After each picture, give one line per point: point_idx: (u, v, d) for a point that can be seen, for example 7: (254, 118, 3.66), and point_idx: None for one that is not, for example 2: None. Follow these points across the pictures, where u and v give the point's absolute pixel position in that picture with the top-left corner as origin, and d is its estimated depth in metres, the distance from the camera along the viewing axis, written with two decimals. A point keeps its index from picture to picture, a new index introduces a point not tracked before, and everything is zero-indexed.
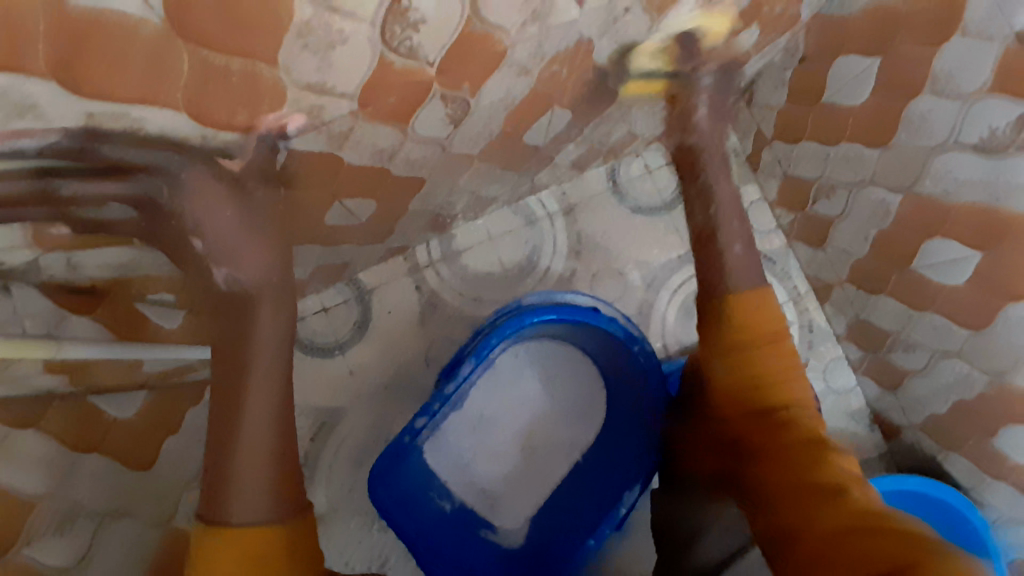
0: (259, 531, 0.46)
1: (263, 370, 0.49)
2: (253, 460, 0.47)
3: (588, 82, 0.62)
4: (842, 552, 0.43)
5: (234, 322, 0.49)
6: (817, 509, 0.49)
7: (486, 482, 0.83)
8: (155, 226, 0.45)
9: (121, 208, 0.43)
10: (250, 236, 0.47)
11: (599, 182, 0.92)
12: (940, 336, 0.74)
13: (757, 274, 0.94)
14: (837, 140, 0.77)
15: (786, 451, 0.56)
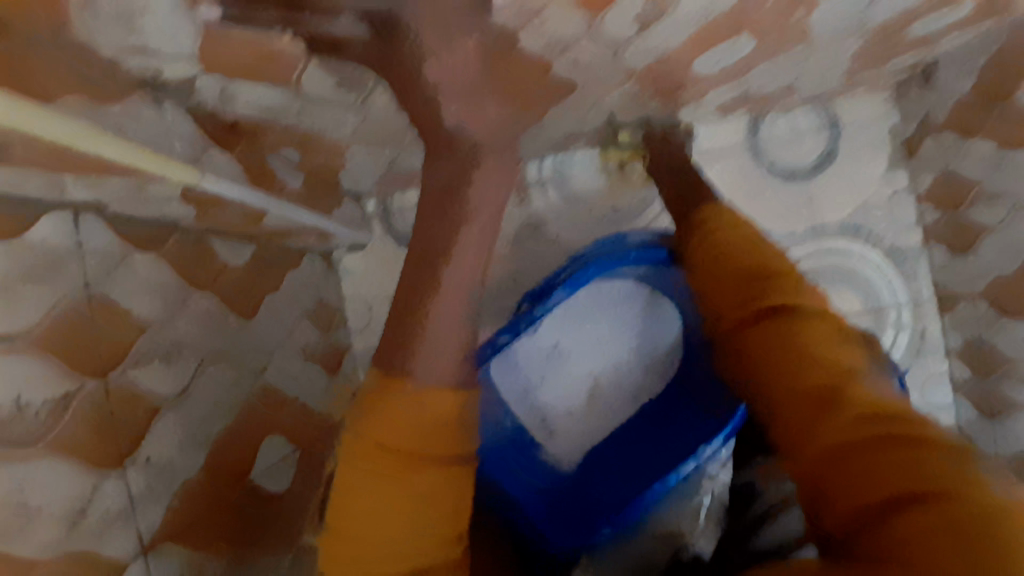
0: (436, 390, 0.40)
1: (471, 235, 0.41)
2: (445, 322, 0.41)
3: (790, 11, 0.54)
4: (840, 468, 0.40)
5: (447, 174, 0.41)
6: (817, 425, 0.43)
7: (552, 407, 0.79)
8: (392, 59, 0.38)
9: (354, 22, 0.36)
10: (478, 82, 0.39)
11: (736, 133, 0.84)
12: None
13: (880, 269, 0.86)
14: (1022, 141, 0.68)
15: (773, 353, 0.48)
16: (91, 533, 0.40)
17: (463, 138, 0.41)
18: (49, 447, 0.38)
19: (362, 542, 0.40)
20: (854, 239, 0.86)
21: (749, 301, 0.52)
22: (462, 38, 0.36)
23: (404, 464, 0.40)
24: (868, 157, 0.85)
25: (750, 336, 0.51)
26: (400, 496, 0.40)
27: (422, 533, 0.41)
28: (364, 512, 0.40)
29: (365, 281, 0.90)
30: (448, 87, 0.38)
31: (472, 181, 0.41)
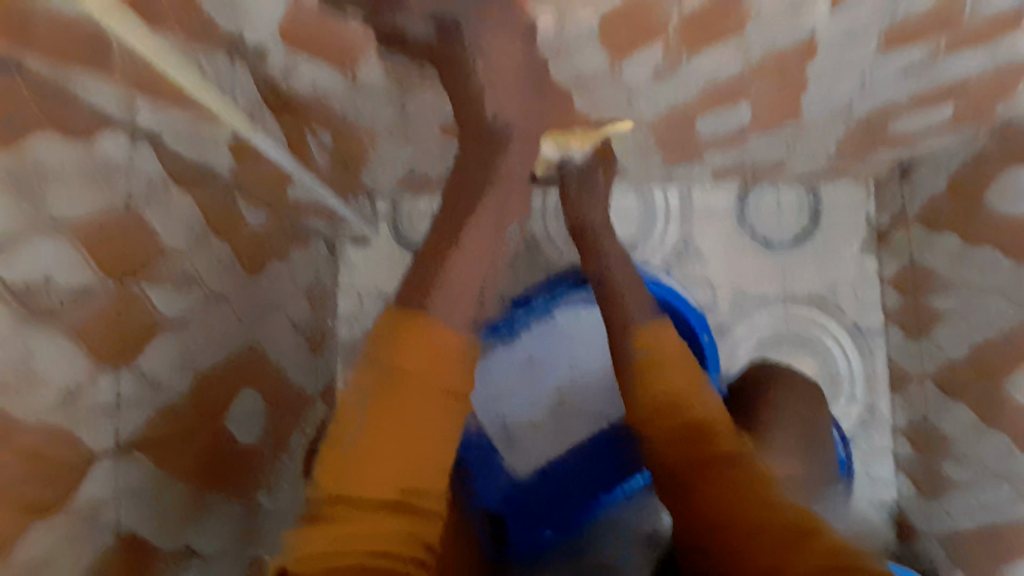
0: (448, 334, 0.42)
1: (496, 195, 0.48)
2: (464, 272, 0.44)
3: (784, 88, 0.62)
4: None
5: (480, 150, 0.49)
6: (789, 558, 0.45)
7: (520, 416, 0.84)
8: (442, 54, 0.45)
9: (423, 24, 0.43)
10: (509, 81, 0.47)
11: (728, 196, 0.92)
12: (999, 460, 0.73)
13: (839, 340, 0.93)
14: (979, 241, 0.75)
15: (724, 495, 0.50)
16: (78, 414, 0.42)
17: (497, 119, 0.48)
18: (66, 328, 0.42)
19: (363, 476, 0.39)
20: (821, 310, 0.93)
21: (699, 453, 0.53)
22: (504, 39, 0.44)
23: (422, 392, 0.41)
24: (843, 238, 0.93)
25: (705, 486, 0.51)
26: (415, 425, 0.40)
27: (433, 463, 0.42)
28: (376, 435, 0.40)
29: (361, 271, 0.95)
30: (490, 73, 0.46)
31: (504, 154, 0.49)
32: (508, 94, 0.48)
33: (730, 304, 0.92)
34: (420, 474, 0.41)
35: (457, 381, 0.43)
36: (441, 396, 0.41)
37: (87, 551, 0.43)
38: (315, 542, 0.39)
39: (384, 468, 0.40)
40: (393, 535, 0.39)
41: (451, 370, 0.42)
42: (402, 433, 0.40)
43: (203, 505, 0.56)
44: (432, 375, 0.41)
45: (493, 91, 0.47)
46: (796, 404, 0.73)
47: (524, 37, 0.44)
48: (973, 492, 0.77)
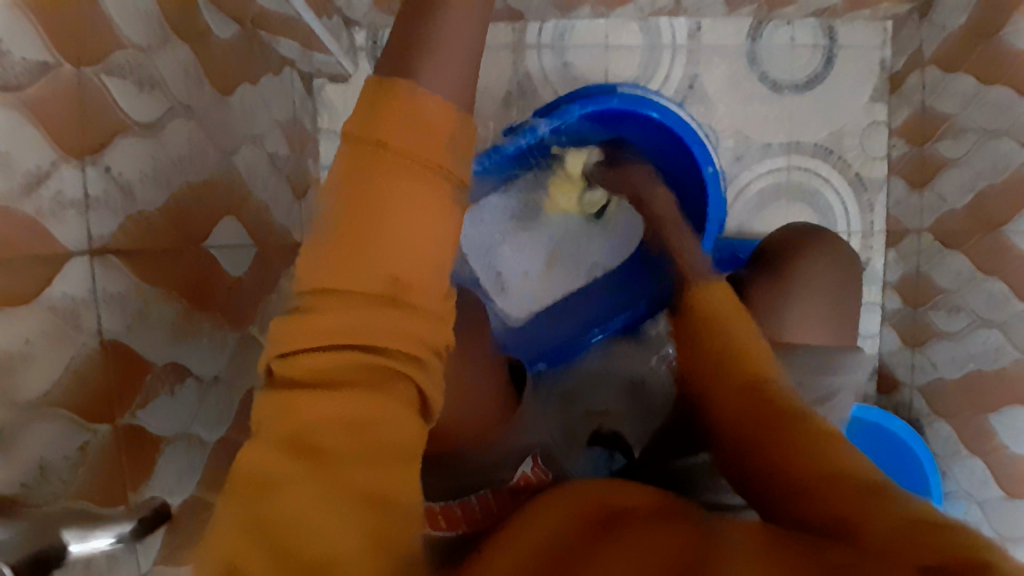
0: (439, 102, 0.37)
1: None
2: (456, 38, 0.39)
3: None
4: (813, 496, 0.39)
5: None
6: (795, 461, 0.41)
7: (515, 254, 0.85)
8: None
9: None
10: None
11: (737, 33, 0.86)
12: (991, 305, 0.74)
13: (841, 192, 0.90)
14: (990, 80, 0.71)
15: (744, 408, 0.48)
16: (45, 204, 0.39)
17: None
18: (16, 102, 0.37)
19: (344, 257, 0.36)
20: (824, 161, 0.90)
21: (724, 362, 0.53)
22: None
23: (403, 172, 0.36)
24: (854, 82, 0.88)
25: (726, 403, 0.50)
26: (400, 211, 0.36)
27: (424, 255, 0.37)
28: (358, 224, 0.36)
29: (342, 117, 0.88)
30: None
31: None
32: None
33: (733, 153, 0.89)
34: (412, 266, 0.37)
35: (444, 162, 0.37)
36: (425, 175, 0.37)
37: (70, 348, 0.40)
38: (293, 332, 0.35)
39: (369, 257, 0.36)
40: (380, 328, 0.35)
41: (434, 148, 0.37)
42: (386, 221, 0.36)
43: (190, 324, 0.54)
44: (411, 154, 0.36)
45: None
46: (830, 284, 0.73)
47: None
48: (960, 339, 0.79)
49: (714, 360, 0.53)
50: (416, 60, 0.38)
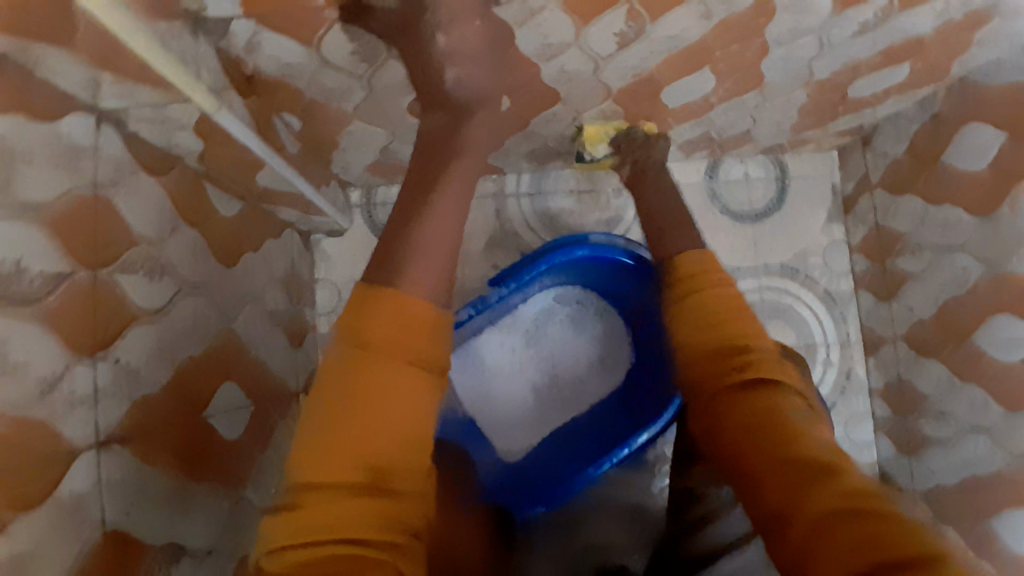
0: (420, 301, 0.41)
1: (467, 163, 0.49)
2: (436, 231, 0.44)
3: (746, 54, 0.63)
4: (825, 534, 0.41)
5: (450, 121, 0.51)
6: (817, 490, 0.44)
7: (499, 411, 0.87)
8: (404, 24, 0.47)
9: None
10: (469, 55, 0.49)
11: (697, 172, 0.94)
12: (975, 411, 0.76)
13: (815, 307, 0.95)
14: (941, 200, 0.79)
15: (732, 412, 0.53)
16: (55, 406, 0.41)
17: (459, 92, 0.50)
18: (36, 316, 0.40)
19: (324, 453, 0.38)
20: (792, 279, 0.95)
21: (728, 371, 0.54)
22: (467, 13, 0.46)
23: (390, 371, 0.39)
24: (808, 208, 0.95)
25: (739, 408, 0.52)
26: (385, 408, 0.39)
27: (407, 443, 0.40)
28: (343, 420, 0.38)
29: (336, 266, 0.93)
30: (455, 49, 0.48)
31: (468, 127, 0.51)
32: (474, 69, 0.50)
33: None
34: (395, 455, 0.39)
35: (427, 358, 0.41)
36: (411, 372, 0.40)
37: (73, 542, 0.41)
38: (282, 527, 0.37)
39: (354, 452, 0.38)
40: (362, 518, 0.37)
41: (420, 348, 0.41)
42: (372, 418, 0.38)
43: (188, 492, 0.55)
44: (398, 356, 0.40)
45: (454, 68, 0.49)
46: None
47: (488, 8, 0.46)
48: (952, 447, 0.80)
49: (751, 408, 0.51)
50: (398, 256, 0.42)
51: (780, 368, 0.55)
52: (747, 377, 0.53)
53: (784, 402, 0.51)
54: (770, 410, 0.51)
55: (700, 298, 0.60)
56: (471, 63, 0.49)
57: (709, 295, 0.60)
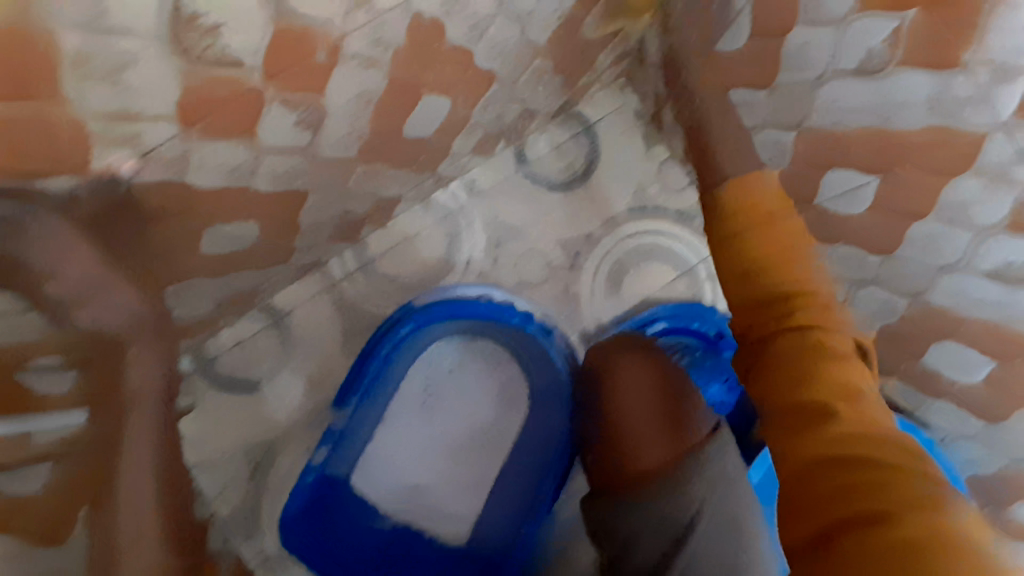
0: None
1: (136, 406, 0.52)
2: (135, 489, 0.50)
3: (453, 66, 0.59)
4: (802, 484, 0.44)
5: (97, 368, 0.49)
6: (806, 443, 0.45)
7: (428, 500, 0.85)
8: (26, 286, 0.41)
9: None
10: (98, 278, 0.44)
11: (507, 165, 0.93)
12: (856, 266, 0.76)
13: (677, 234, 0.95)
14: (726, 87, 0.77)
15: (775, 369, 0.51)
16: None
17: (99, 327, 0.46)
18: None
19: None
20: (644, 217, 0.95)
21: (769, 319, 0.55)
22: (72, 245, 0.41)
23: None
24: (624, 143, 0.95)
25: (768, 363, 0.52)
26: None
27: None
28: None
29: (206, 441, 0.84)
30: (67, 283, 0.42)
31: (126, 365, 0.50)
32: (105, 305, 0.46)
33: (565, 257, 0.94)
34: None
35: None
36: None
37: None
38: None
39: None
40: None
41: None
42: None
43: None
44: None
45: (82, 308, 0.45)
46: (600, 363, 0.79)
47: (93, 231, 0.42)
48: (855, 303, 0.81)
49: (789, 371, 0.50)
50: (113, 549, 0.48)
51: (832, 319, 0.54)
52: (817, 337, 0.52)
53: (831, 348, 0.51)
54: (840, 366, 0.49)
55: (739, 241, 0.60)
56: (98, 297, 0.45)
57: (766, 240, 0.59)
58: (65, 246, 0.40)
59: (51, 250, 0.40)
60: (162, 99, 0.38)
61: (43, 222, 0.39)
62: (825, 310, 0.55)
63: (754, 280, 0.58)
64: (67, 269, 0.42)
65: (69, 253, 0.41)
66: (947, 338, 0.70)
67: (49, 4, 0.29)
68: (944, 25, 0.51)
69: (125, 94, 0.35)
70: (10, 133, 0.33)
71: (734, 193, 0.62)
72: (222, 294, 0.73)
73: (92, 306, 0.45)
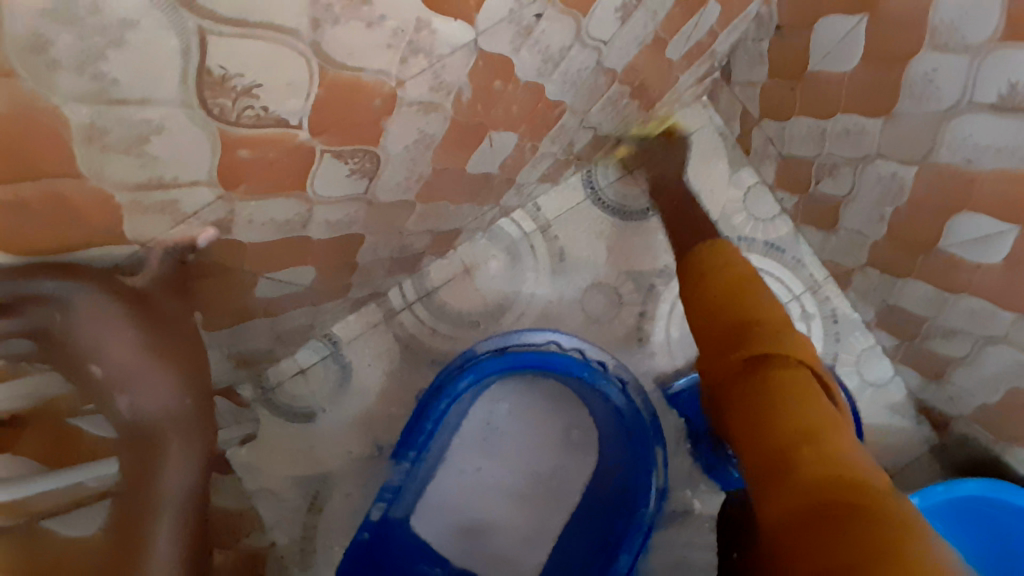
0: None
1: (163, 524, 0.40)
2: None
3: (521, 102, 0.54)
4: (808, 537, 0.39)
5: (143, 463, 0.41)
6: (781, 488, 0.44)
7: (495, 556, 0.79)
8: (57, 347, 0.37)
9: (22, 339, 0.36)
10: (150, 362, 0.39)
11: (575, 193, 0.88)
12: (982, 321, 0.65)
13: (767, 267, 0.87)
14: (832, 113, 0.68)
15: (748, 391, 0.51)
16: None
17: (143, 416, 0.40)
18: None
19: None
20: (728, 248, 0.87)
21: (733, 354, 0.55)
22: (113, 325, 0.36)
23: None
24: (709, 167, 0.88)
25: (735, 389, 0.52)
26: None
27: None
28: None
29: (263, 471, 0.80)
30: (109, 363, 0.37)
31: (161, 473, 0.41)
32: (152, 386, 0.40)
33: (637, 291, 0.87)
34: None
35: None
36: None
37: None
38: None
39: None
40: None
41: None
42: None
43: None
44: None
45: (124, 391, 0.38)
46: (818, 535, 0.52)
47: (137, 311, 0.38)
48: (981, 364, 0.69)
49: (754, 391, 0.50)
50: None
51: (795, 338, 0.54)
52: (757, 343, 0.53)
53: (791, 370, 0.50)
54: (801, 392, 0.48)
55: (712, 281, 0.63)
56: (143, 377, 0.39)
57: (732, 282, 0.62)
58: (98, 322, 0.36)
59: (93, 322, 0.36)
60: (199, 164, 0.34)
61: (86, 298, 0.35)
62: (782, 313, 0.57)
63: (748, 324, 0.56)
64: (108, 347, 0.37)
65: (110, 328, 0.36)
66: None
67: (52, 80, 0.25)
68: None
69: (153, 161, 0.32)
70: (33, 214, 0.30)
71: (705, 251, 0.68)
72: (281, 331, 0.71)
73: (137, 392, 0.39)
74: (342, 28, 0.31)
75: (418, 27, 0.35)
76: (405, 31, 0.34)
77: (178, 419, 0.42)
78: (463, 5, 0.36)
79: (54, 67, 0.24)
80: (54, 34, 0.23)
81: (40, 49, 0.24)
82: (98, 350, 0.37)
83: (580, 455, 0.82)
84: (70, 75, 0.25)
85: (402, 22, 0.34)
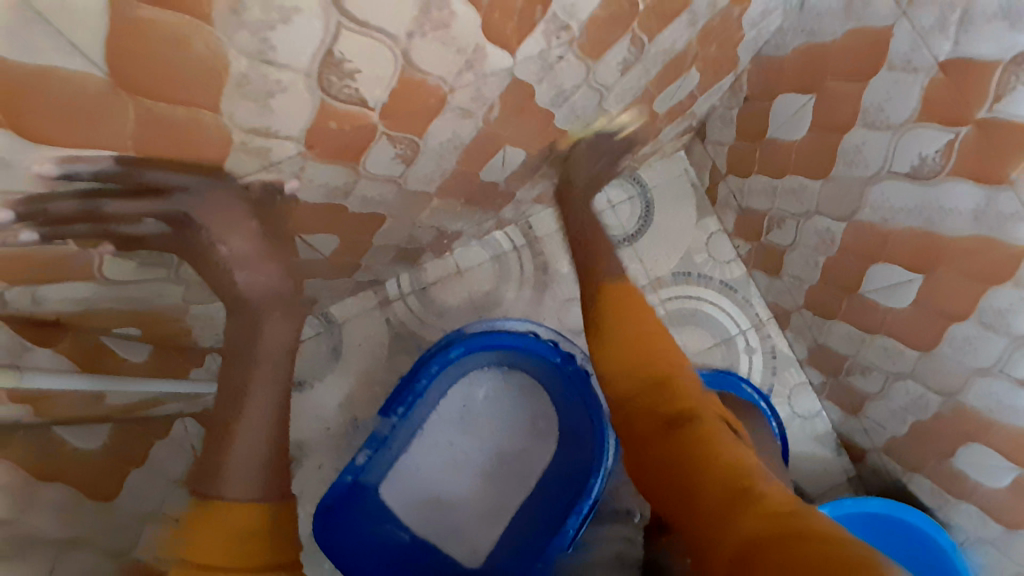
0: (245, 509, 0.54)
1: (262, 373, 0.58)
2: (243, 448, 0.56)
3: (536, 124, 0.66)
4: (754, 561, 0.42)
5: (247, 325, 0.57)
6: (738, 521, 0.46)
7: (451, 528, 0.87)
8: (181, 237, 0.50)
9: (154, 224, 0.47)
10: (255, 252, 0.54)
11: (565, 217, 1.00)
12: (891, 358, 0.78)
13: (722, 304, 1.00)
14: (782, 172, 0.82)
15: (678, 446, 0.55)
16: None
17: (248, 291, 0.55)
18: None
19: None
20: (689, 283, 1.00)
21: (647, 403, 0.61)
22: (232, 224, 0.50)
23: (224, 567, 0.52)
24: (681, 210, 1.02)
25: (663, 440, 0.57)
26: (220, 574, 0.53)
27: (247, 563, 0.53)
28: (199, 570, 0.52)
29: None
30: (229, 254, 0.52)
31: (259, 333, 0.57)
32: (258, 273, 0.55)
33: None
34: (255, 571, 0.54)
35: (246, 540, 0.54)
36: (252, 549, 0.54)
37: None
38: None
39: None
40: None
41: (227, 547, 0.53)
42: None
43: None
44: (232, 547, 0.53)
45: (239, 271, 0.54)
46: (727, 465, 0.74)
47: (254, 218, 0.52)
48: (887, 398, 0.82)
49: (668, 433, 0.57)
50: (211, 475, 0.55)
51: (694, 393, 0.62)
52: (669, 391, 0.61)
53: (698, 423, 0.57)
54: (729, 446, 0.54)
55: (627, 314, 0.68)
56: (249, 264, 0.54)
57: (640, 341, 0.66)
58: (222, 224, 0.49)
59: (210, 222, 0.48)
60: (297, 122, 0.44)
61: (211, 189, 0.46)
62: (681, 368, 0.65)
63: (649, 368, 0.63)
64: (226, 241, 0.51)
65: (229, 225, 0.50)
66: (978, 442, 0.70)
67: (232, 33, 0.34)
68: (993, 143, 0.54)
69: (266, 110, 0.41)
70: (171, 132, 0.39)
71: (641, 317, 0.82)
72: None
73: (244, 271, 0.54)
74: (425, 39, 0.43)
75: (475, 49, 0.47)
76: (466, 49, 0.46)
77: (277, 297, 0.58)
78: (510, 38, 0.48)
79: (238, 25, 0.34)
80: (246, 5, 0.33)
81: (236, 12, 0.33)
82: (222, 242, 0.51)
83: (542, 442, 0.91)
84: (243, 34, 0.35)
85: (466, 42, 0.45)
